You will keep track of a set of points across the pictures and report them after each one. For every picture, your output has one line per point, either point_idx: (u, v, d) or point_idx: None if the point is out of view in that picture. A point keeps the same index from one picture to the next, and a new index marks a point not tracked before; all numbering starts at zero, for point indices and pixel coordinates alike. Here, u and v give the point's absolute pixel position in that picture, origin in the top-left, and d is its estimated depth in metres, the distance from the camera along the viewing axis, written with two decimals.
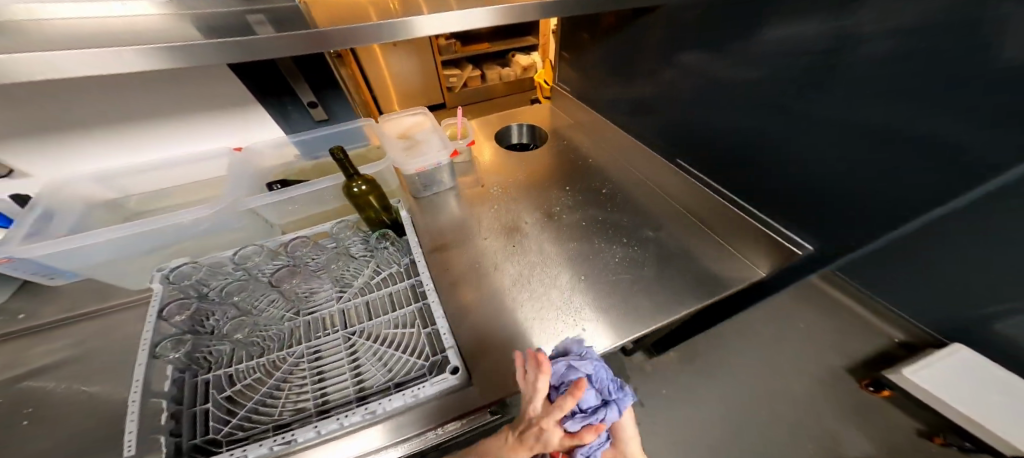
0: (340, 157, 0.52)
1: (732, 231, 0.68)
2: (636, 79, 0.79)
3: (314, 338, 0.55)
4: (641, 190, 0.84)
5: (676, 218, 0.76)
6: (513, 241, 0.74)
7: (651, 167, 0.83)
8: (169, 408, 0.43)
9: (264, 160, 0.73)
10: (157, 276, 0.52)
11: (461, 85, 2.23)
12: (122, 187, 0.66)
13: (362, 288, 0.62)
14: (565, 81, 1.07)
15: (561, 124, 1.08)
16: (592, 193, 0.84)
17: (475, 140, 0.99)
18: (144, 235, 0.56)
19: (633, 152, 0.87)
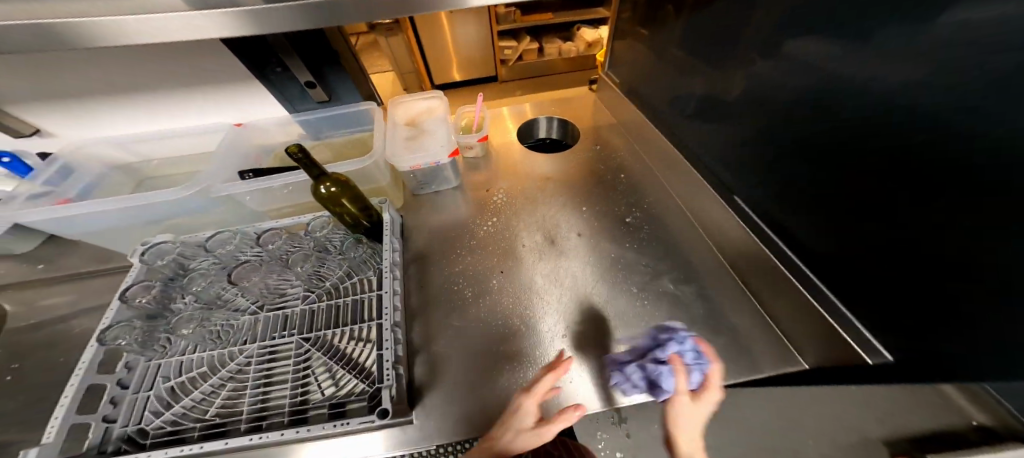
0: (295, 158, 0.46)
1: (787, 307, 0.50)
2: (690, 80, 0.59)
3: (270, 337, 0.54)
4: (677, 224, 0.67)
5: (712, 270, 0.60)
6: (502, 263, 0.64)
7: (696, 198, 0.65)
8: (111, 391, 0.43)
9: (269, 137, 0.73)
10: (137, 251, 0.56)
11: (516, 58, 2.04)
12: (138, 152, 0.72)
13: (332, 289, 0.59)
14: (617, 68, 0.83)
15: (602, 124, 0.88)
16: (612, 219, 0.68)
17: (495, 132, 0.88)
18: (129, 212, 0.59)
19: (677, 170, 0.69)
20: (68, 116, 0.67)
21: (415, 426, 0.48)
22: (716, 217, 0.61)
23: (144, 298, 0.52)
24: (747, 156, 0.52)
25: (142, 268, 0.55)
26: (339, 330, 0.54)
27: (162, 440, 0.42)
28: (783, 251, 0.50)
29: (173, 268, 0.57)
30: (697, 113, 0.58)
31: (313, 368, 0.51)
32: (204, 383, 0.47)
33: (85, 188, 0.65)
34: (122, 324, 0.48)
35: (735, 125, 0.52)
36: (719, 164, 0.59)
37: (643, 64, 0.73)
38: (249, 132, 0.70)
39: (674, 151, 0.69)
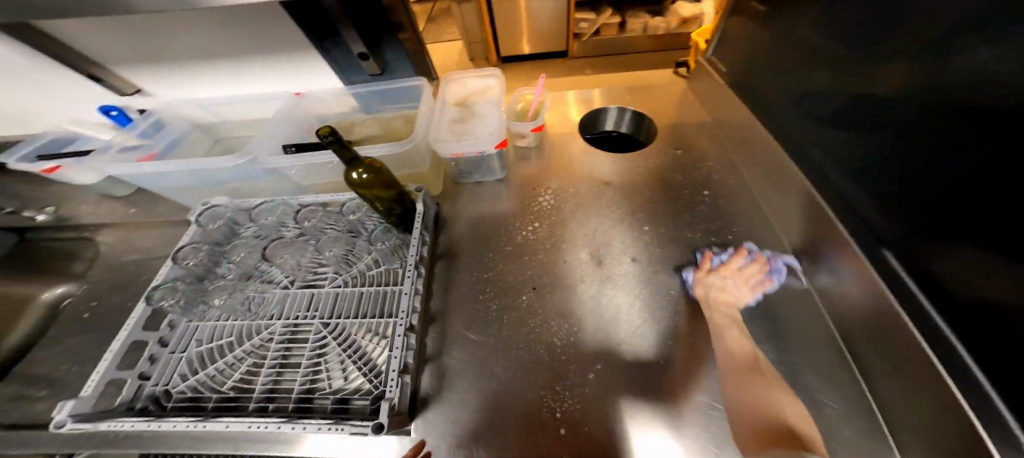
0: (325, 143, 0.42)
1: (919, 418, 0.35)
2: (821, 79, 0.43)
3: (294, 317, 0.53)
4: (766, 265, 0.52)
5: (812, 332, 0.47)
6: (536, 277, 0.56)
7: (808, 238, 0.49)
8: (151, 349, 0.47)
9: (325, 107, 0.71)
10: (195, 211, 0.59)
11: (591, 33, 1.85)
12: (214, 112, 0.74)
13: (359, 275, 0.57)
14: (721, 52, 0.66)
15: (689, 123, 0.72)
16: (681, 245, 0.56)
17: (553, 119, 0.77)
18: (196, 174, 0.62)
19: (784, 191, 0.53)
20: (142, 75, 0.69)
21: (411, 438, 0.44)
22: (835, 270, 0.44)
23: (193, 261, 0.55)
24: (890, 196, 0.36)
25: (198, 230, 0.59)
26: (358, 321, 0.52)
27: (182, 405, 0.45)
28: (914, 339, 0.34)
29: (225, 231, 0.60)
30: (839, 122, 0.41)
31: (327, 357, 0.50)
32: (228, 355, 0.48)
33: (169, 146, 0.69)
34: (170, 285, 0.52)
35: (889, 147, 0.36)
36: (840, 197, 0.43)
37: (758, 52, 0.55)
38: (308, 102, 0.69)
39: (792, 171, 0.50)
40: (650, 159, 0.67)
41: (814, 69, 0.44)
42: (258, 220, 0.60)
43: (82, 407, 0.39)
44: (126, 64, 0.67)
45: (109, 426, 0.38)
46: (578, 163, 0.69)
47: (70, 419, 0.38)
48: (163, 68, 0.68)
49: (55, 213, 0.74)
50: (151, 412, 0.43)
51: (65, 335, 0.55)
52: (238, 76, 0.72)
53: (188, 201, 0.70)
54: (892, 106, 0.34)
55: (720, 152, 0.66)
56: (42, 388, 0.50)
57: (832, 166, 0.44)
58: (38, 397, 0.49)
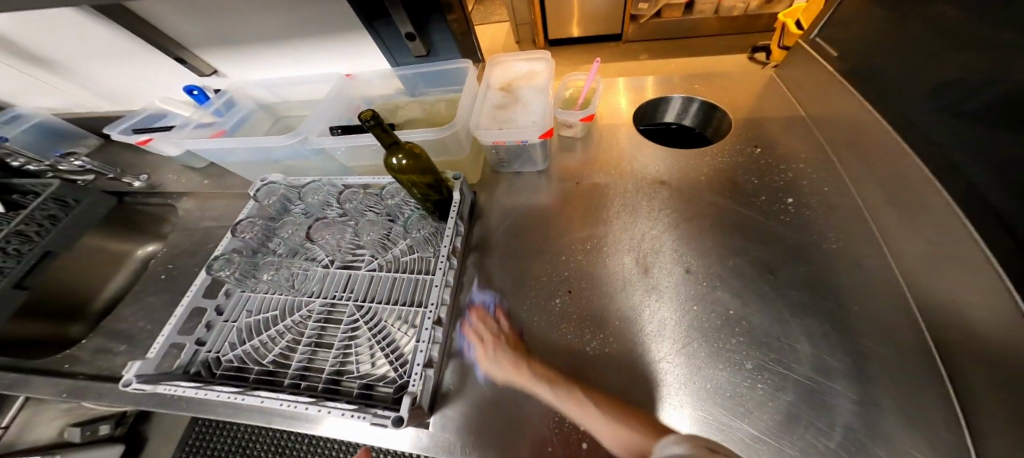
0: (368, 127, 0.41)
1: None
2: (994, 64, 0.32)
3: (332, 295, 0.56)
4: (865, 294, 0.42)
5: (928, 391, 0.36)
6: (572, 280, 0.51)
7: (936, 266, 0.38)
8: (209, 315, 0.51)
9: (371, 89, 0.71)
10: (253, 187, 0.62)
11: (652, 14, 1.67)
12: (276, 94, 0.78)
13: (392, 261, 0.57)
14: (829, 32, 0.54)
15: (775, 116, 0.61)
16: (749, 260, 0.47)
17: (607, 106, 0.70)
18: (254, 151, 0.65)
19: (906, 208, 0.42)
20: (217, 57, 0.75)
21: (429, 436, 0.43)
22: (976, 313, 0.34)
23: (248, 234, 0.58)
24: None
25: (254, 205, 0.62)
26: (388, 306, 0.53)
27: (229, 373, 0.48)
28: None
29: (278, 207, 0.63)
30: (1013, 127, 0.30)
31: (358, 340, 0.52)
32: (271, 328, 0.51)
33: (236, 124, 0.74)
34: (226, 257, 0.54)
35: None
36: (1009, 222, 0.32)
37: (891, 28, 0.44)
38: (357, 83, 0.70)
39: (931, 185, 0.39)
40: (722, 157, 0.58)
41: (987, 48, 0.32)
42: (306, 198, 0.62)
43: (147, 368, 0.43)
44: (203, 46, 0.72)
45: (166, 390, 0.42)
46: (631, 158, 0.62)
47: (135, 379, 0.41)
48: (233, 49, 0.72)
49: (147, 181, 0.83)
50: (204, 377, 0.47)
51: (143, 294, 0.61)
52: (297, 59, 0.75)
53: (250, 175, 0.75)
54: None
55: (810, 153, 0.55)
56: (120, 343, 0.56)
57: (997, 179, 0.33)
58: (118, 351, 0.55)
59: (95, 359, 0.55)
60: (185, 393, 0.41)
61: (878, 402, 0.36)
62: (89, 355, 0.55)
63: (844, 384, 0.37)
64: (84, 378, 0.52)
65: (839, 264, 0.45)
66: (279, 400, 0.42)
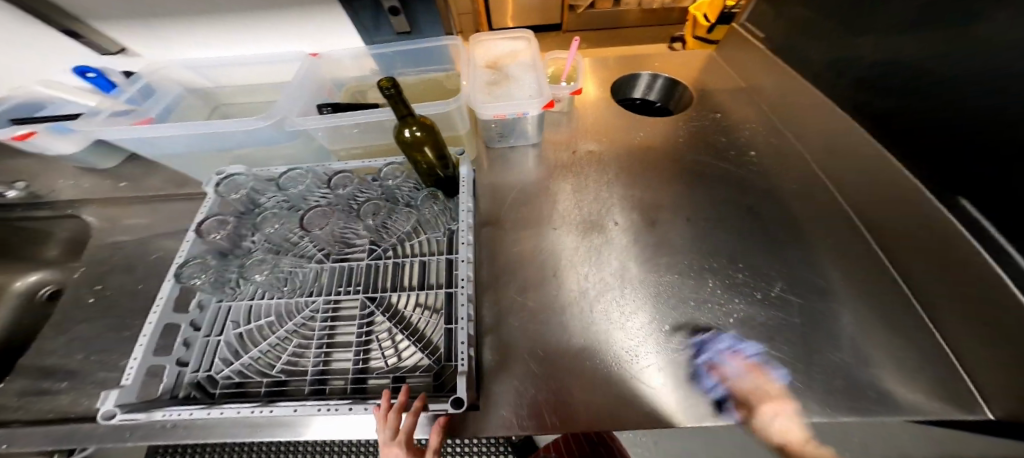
0: (387, 95, 0.38)
1: (983, 348, 0.39)
2: (898, 38, 0.43)
3: (336, 291, 0.51)
4: (818, 223, 0.54)
5: (871, 287, 0.48)
6: (589, 241, 0.55)
7: (869, 192, 0.51)
8: (184, 332, 0.44)
9: (342, 71, 0.65)
10: (210, 180, 0.53)
11: (586, 5, 1.77)
12: (215, 78, 0.67)
13: (398, 247, 0.54)
14: (760, 19, 0.66)
15: (725, 87, 0.72)
16: (731, 206, 0.56)
17: (585, 83, 0.75)
18: (203, 139, 0.55)
19: (845, 154, 0.53)
20: (127, 33, 0.60)
21: (481, 412, 0.43)
22: (902, 222, 0.46)
23: (219, 234, 0.50)
24: (973, 151, 0.37)
25: (217, 199, 0.53)
26: (403, 293, 0.51)
27: (229, 391, 0.42)
28: (991, 278, 0.37)
29: (247, 202, 0.54)
30: (914, 88, 0.42)
31: (376, 334, 0.49)
32: (270, 336, 0.46)
33: (164, 112, 0.61)
34: (199, 260, 0.47)
35: (959, 112, 0.38)
36: (914, 155, 0.44)
37: (816, 14, 0.55)
38: (325, 63, 0.63)
39: (857, 131, 0.51)
40: (688, 122, 0.67)
41: (893, 25, 0.44)
42: (282, 186, 0.54)
43: (126, 397, 0.36)
44: (108, 21, 0.57)
45: (164, 415, 0.35)
46: (616, 128, 0.67)
47: (117, 410, 0.34)
48: (154, 25, 0.59)
49: (28, 188, 0.63)
50: (199, 399, 0.41)
51: (72, 322, 0.51)
52: (237, 36, 0.63)
53: (193, 171, 0.63)
54: (983, 66, 0.35)
55: (756, 119, 0.67)
56: (60, 381, 0.47)
57: (904, 124, 0.45)
58: (59, 389, 0.46)
59: (29, 403, 0.45)
60: (191, 416, 0.35)
61: (826, 296, 0.48)
62: (16, 401, 0.45)
63: (805, 290, 0.49)
64: (21, 425, 0.43)
65: (795, 202, 0.56)
66: (313, 404, 0.38)
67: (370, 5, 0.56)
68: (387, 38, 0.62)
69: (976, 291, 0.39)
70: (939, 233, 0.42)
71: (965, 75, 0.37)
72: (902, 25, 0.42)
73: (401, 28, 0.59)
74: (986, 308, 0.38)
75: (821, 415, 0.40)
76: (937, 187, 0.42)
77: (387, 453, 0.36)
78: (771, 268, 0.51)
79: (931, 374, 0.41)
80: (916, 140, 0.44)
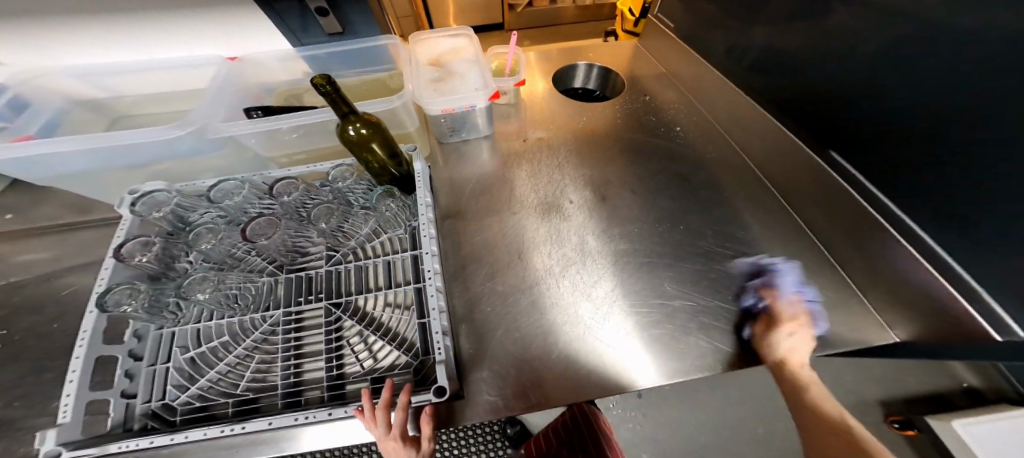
0: (322, 92, 0.38)
1: (866, 269, 0.48)
2: (776, 20, 0.51)
3: (295, 302, 0.50)
4: (738, 185, 0.62)
5: (784, 234, 0.56)
6: (547, 221, 0.58)
7: (770, 155, 0.59)
8: (125, 364, 0.41)
9: (270, 76, 0.60)
10: (121, 202, 0.46)
11: (525, 4, 1.83)
12: (111, 87, 0.59)
13: (358, 249, 0.53)
14: (673, 10, 0.74)
15: (650, 73, 0.80)
16: (666, 178, 0.62)
17: (528, 75, 0.78)
18: (107, 155, 0.48)
19: (747, 123, 0.62)
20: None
21: (467, 401, 0.44)
22: (800, 179, 0.55)
23: (145, 256, 0.44)
24: (835, 111, 0.46)
25: (134, 220, 0.46)
26: (369, 294, 0.50)
27: (191, 416, 0.41)
28: (865, 213, 0.46)
29: (175, 220, 0.49)
30: (793, 64, 0.51)
31: (346, 339, 0.48)
32: (228, 356, 0.44)
33: (49, 124, 0.52)
34: (125, 286, 0.43)
35: (821, 79, 0.47)
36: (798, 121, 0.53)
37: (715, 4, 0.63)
38: (248, 69, 0.58)
39: (750, 103, 0.60)
40: (622, 105, 0.73)
41: (772, 8, 0.52)
42: (215, 197, 0.49)
43: (70, 433, 0.35)
44: None
45: (120, 448, 0.34)
46: (560, 115, 0.71)
47: (63, 449, 0.34)
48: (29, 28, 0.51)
49: None
50: (157, 429, 0.39)
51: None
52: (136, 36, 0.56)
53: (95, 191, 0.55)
54: (836, 39, 0.43)
55: (680, 99, 0.75)
56: None
57: (788, 94, 0.53)
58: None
59: None
60: (151, 445, 0.34)
61: (747, 244, 0.56)
62: None
63: (732, 242, 0.56)
64: None
65: (718, 171, 0.64)
66: (290, 415, 0.37)
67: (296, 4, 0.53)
68: (318, 40, 0.60)
69: (853, 224, 0.48)
70: (823, 181, 0.51)
71: (826, 48, 0.45)
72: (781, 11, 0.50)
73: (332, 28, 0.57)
74: (864, 239, 0.47)
75: (769, 358, 0.46)
76: (817, 144, 0.51)
77: (384, 445, 0.37)
78: (704, 228, 0.57)
79: (833, 297, 0.50)
80: (797, 106, 0.52)
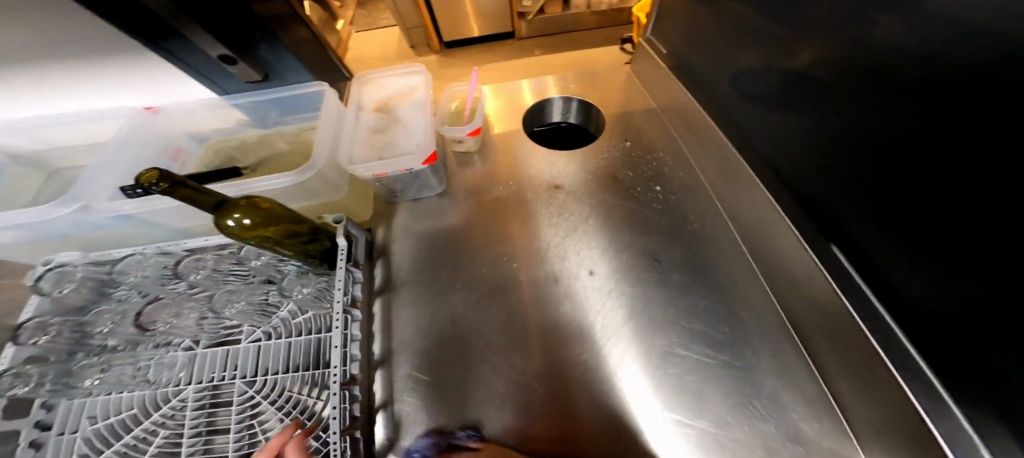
0: (162, 192, 0.30)
1: (864, 398, 0.37)
2: (776, 70, 0.40)
3: (209, 378, 0.44)
4: (718, 260, 0.52)
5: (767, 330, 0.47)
6: (491, 296, 0.52)
7: (760, 229, 0.49)
8: (27, 435, 0.37)
9: (199, 124, 0.56)
10: (29, 275, 0.44)
11: (536, 11, 1.62)
12: (44, 139, 0.54)
13: (281, 324, 0.46)
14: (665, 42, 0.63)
15: (637, 110, 0.69)
16: (636, 251, 0.54)
17: (495, 116, 0.71)
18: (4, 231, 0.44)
19: (740, 187, 0.51)
20: None
21: None
22: (795, 269, 0.43)
23: (45, 337, 0.40)
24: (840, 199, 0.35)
25: (45, 301, 0.42)
26: (293, 373, 0.44)
27: None
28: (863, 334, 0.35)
29: (94, 287, 0.44)
30: (795, 129, 0.39)
31: (263, 417, 0.42)
32: (135, 429, 0.40)
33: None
34: (14, 370, 0.38)
35: (825, 157, 0.36)
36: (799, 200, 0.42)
37: (710, 39, 0.51)
38: (170, 119, 0.55)
39: (742, 165, 0.50)
40: (599, 152, 0.64)
41: (769, 52, 0.40)
42: (125, 270, 0.45)
43: None
44: None
45: None
46: (525, 165, 0.63)
47: None
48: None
49: None
50: None
51: None
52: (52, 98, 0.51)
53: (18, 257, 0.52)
54: (843, 110, 0.32)
55: (669, 144, 0.64)
56: None
57: (786, 160, 0.42)
58: None
59: None
60: None
61: (720, 342, 0.46)
62: None
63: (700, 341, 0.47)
64: None
65: (700, 242, 0.54)
66: None
67: (201, 57, 0.50)
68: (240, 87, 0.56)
69: (849, 341, 0.37)
70: (819, 281, 0.40)
71: (828, 117, 0.34)
72: (781, 63, 0.39)
73: (251, 77, 0.54)
74: (863, 365, 0.36)
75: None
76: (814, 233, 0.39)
77: None
78: (667, 315, 0.49)
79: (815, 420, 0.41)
80: (795, 178, 0.41)
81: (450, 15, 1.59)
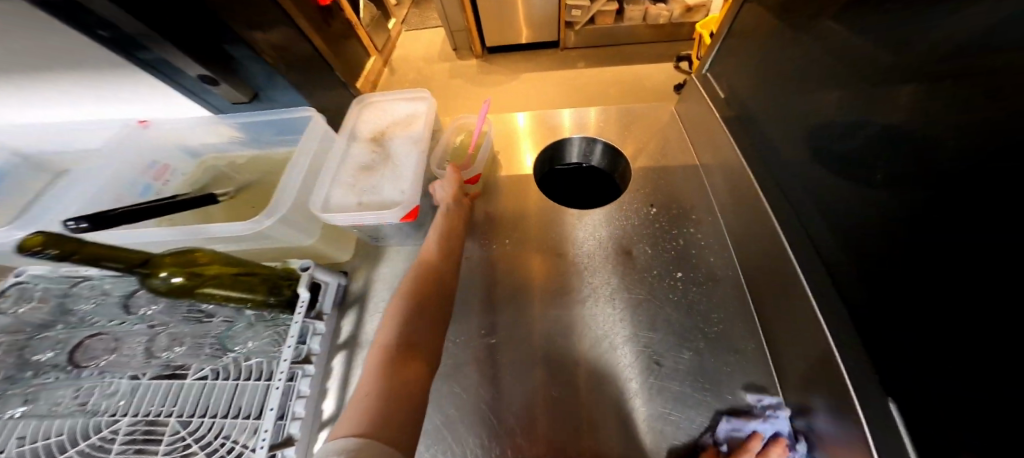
0: (55, 253, 0.33)
1: None
2: (868, 176, 0.29)
3: (148, 410, 0.41)
4: (733, 379, 0.43)
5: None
6: (460, 375, 0.47)
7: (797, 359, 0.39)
8: None
9: (189, 138, 0.54)
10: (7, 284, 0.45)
11: (586, 20, 1.49)
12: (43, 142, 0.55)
13: (232, 365, 0.43)
14: (720, 94, 0.51)
15: (670, 166, 0.59)
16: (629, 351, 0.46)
17: (507, 151, 0.64)
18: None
19: (783, 299, 0.40)
20: None
21: None
22: (825, 424, 0.34)
23: None
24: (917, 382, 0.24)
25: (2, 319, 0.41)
26: (234, 417, 0.40)
27: None
28: None
29: (54, 308, 0.44)
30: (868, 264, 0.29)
31: None
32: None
33: None
34: None
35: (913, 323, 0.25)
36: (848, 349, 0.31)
37: (779, 109, 0.40)
38: (159, 132, 0.52)
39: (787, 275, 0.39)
40: (613, 215, 0.56)
41: (854, 154, 0.30)
42: (67, 299, 0.45)
43: None
44: None
45: None
46: (528, 219, 0.57)
47: None
48: None
49: None
50: None
51: None
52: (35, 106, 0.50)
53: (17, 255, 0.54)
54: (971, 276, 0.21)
55: (702, 216, 0.54)
56: None
57: (823, 291, 0.33)
58: None
59: None
60: None
61: None
62: None
63: None
64: None
65: (719, 349, 0.44)
66: None
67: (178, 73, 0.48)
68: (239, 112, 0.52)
69: None
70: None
71: (917, 272, 0.24)
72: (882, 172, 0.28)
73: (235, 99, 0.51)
74: None
75: None
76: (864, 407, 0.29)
77: None
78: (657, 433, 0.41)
79: None
80: (835, 319, 0.32)
81: (500, 28, 1.54)
